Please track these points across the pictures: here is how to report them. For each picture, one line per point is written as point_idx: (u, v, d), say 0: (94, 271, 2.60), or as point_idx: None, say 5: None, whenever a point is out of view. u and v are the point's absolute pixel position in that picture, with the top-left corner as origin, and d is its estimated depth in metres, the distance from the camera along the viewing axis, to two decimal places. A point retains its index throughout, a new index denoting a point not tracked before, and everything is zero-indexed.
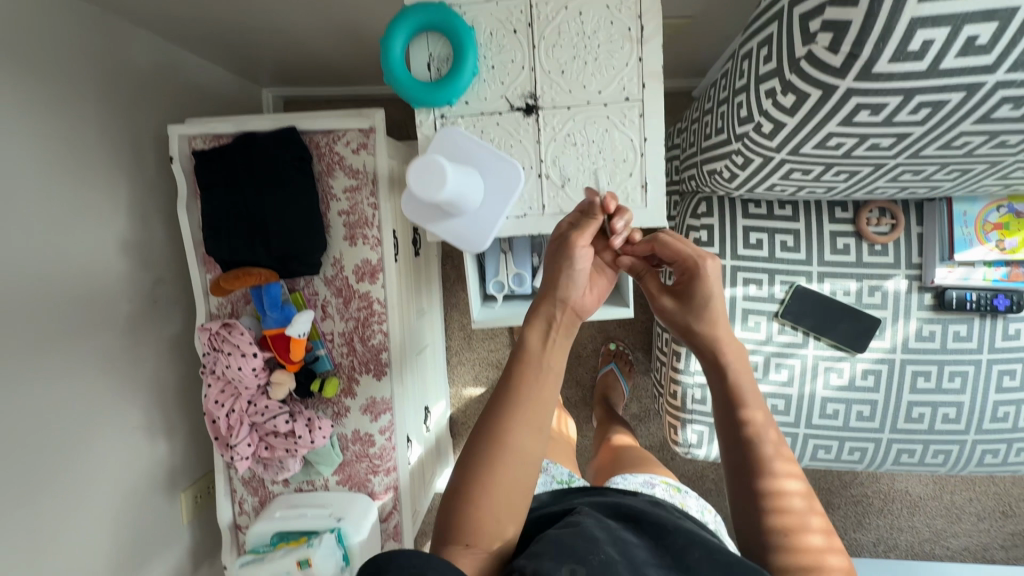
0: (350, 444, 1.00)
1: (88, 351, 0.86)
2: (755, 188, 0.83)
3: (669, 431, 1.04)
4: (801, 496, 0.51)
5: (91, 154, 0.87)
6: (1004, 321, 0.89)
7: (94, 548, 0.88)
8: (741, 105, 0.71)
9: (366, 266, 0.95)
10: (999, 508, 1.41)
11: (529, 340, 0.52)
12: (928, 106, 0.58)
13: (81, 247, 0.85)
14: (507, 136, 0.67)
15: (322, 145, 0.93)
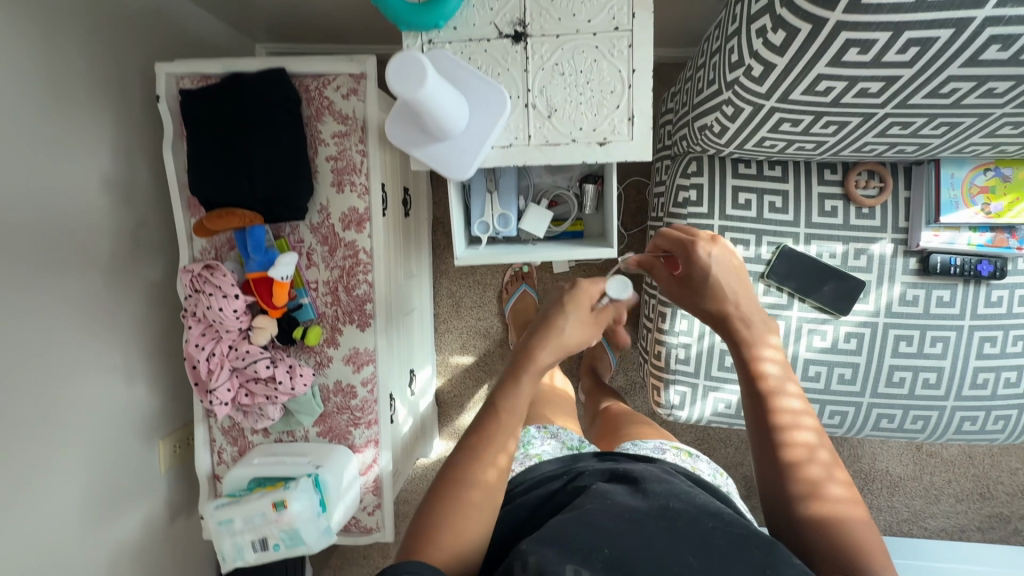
0: (332, 395, 0.98)
1: (67, 286, 0.85)
2: (744, 145, 0.82)
3: (652, 392, 1.04)
4: (811, 437, 0.52)
5: (75, 87, 0.85)
6: (987, 287, 0.89)
7: (69, 487, 0.87)
8: (733, 51, 0.70)
9: (353, 214, 0.94)
10: (977, 490, 1.43)
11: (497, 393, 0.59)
12: (917, 45, 0.59)
13: (62, 179, 0.84)
14: (494, 64, 0.64)
15: (311, 89, 0.92)
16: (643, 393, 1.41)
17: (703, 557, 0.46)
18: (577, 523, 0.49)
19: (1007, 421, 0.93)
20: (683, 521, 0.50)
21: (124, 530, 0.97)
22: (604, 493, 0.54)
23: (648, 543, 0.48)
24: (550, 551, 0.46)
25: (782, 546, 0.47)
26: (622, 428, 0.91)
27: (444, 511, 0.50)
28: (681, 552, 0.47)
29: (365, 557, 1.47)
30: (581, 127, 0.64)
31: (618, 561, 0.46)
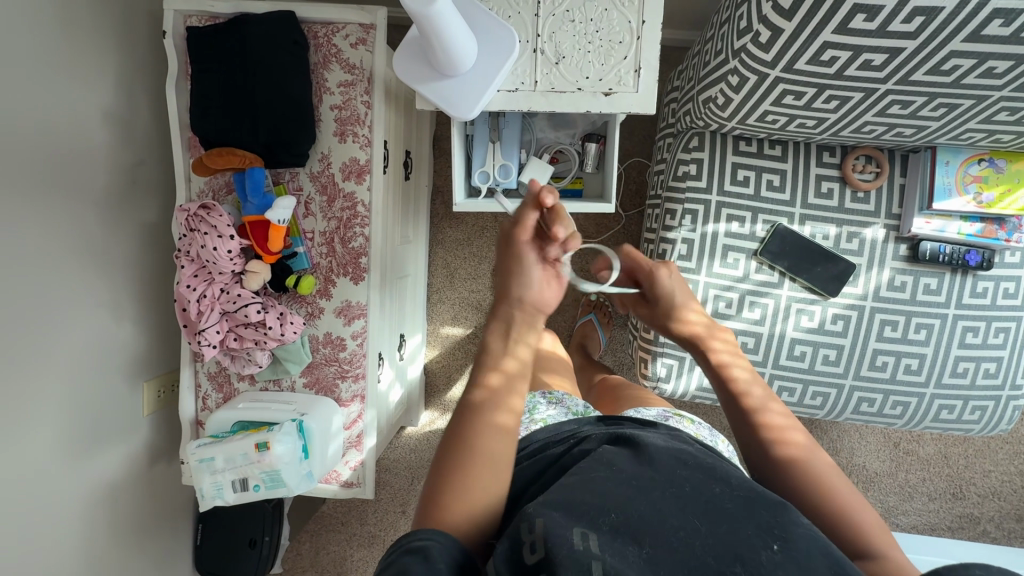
0: (321, 346, 0.98)
1: (62, 214, 0.85)
2: (746, 120, 0.83)
3: (639, 365, 1.05)
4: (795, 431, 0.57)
5: (81, 15, 0.85)
6: (973, 278, 0.91)
7: (51, 417, 0.87)
8: (742, 17, 0.71)
9: (354, 164, 0.94)
10: (950, 490, 1.45)
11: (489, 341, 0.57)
12: (922, 14, 0.61)
13: (64, 105, 0.83)
14: (505, 4, 0.64)
15: (320, 36, 0.91)
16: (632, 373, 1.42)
17: (712, 520, 0.45)
18: (582, 489, 0.48)
19: (983, 411, 0.95)
20: (690, 486, 0.49)
21: (103, 468, 0.97)
22: (606, 459, 0.52)
23: (656, 509, 0.46)
24: (556, 514, 0.45)
25: (790, 507, 0.47)
26: (622, 395, 0.92)
27: (456, 482, 0.49)
28: (689, 517, 0.45)
29: (343, 522, 1.47)
30: (587, 76, 0.65)
31: (625, 526, 0.45)
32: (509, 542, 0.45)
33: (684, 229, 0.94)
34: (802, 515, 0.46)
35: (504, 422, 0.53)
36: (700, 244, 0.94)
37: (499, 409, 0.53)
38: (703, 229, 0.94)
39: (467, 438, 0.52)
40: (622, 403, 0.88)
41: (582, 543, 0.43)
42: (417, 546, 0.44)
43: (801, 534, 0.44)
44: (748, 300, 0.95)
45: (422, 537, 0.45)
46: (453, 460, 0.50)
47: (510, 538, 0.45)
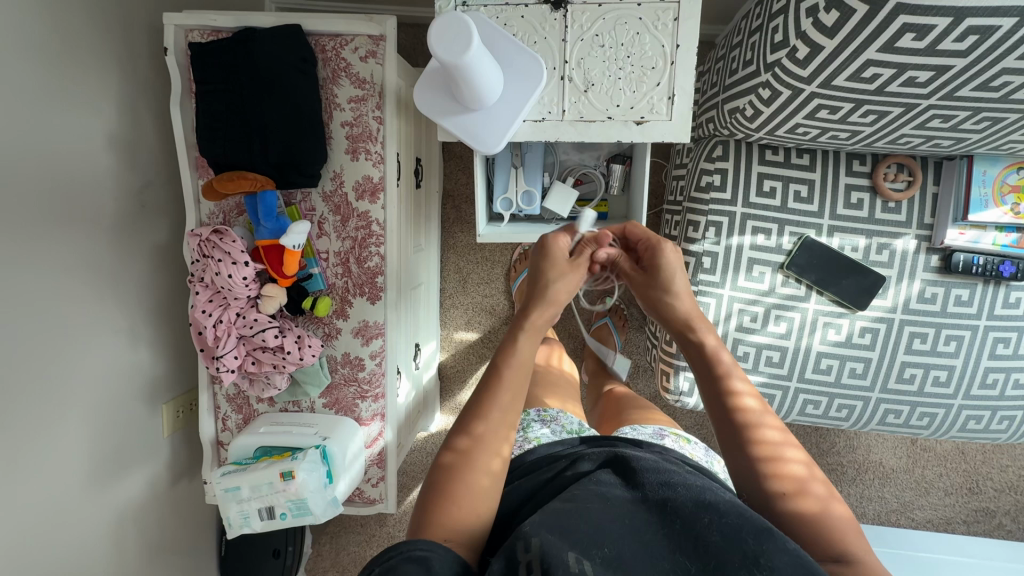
0: (339, 366, 0.97)
1: (73, 244, 0.83)
2: (775, 132, 0.79)
3: (660, 377, 1.04)
4: (802, 463, 0.49)
5: (79, 37, 0.81)
6: (1006, 288, 0.88)
7: (73, 448, 0.86)
8: (776, 30, 0.67)
9: (368, 182, 0.91)
10: (967, 484, 1.45)
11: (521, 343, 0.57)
12: (976, 33, 0.57)
13: (67, 132, 0.80)
14: (531, 32, 0.63)
15: (328, 50, 0.87)
16: (647, 376, 1.40)
17: (702, 558, 0.43)
18: (576, 517, 0.46)
19: (1011, 421, 0.94)
20: (681, 519, 0.46)
21: (127, 493, 0.96)
22: (600, 490, 0.50)
23: (646, 548, 0.45)
24: (551, 536, 0.44)
25: (779, 532, 0.43)
26: (624, 412, 0.88)
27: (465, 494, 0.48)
28: (678, 558, 0.44)
29: (362, 525, 1.48)
30: (618, 104, 0.64)
31: (616, 561, 0.43)
32: (505, 559, 0.43)
33: (708, 241, 0.91)
34: (790, 542, 0.42)
35: (484, 485, 0.49)
36: (724, 257, 0.92)
37: (479, 472, 0.49)
38: (727, 242, 0.91)
39: (444, 493, 0.48)
40: (622, 422, 0.85)
41: (577, 566, 0.42)
42: (419, 555, 0.42)
43: (787, 565, 0.40)
44: (773, 314, 0.93)
45: (422, 547, 0.43)
46: (440, 491, 0.48)
47: (504, 559, 0.43)
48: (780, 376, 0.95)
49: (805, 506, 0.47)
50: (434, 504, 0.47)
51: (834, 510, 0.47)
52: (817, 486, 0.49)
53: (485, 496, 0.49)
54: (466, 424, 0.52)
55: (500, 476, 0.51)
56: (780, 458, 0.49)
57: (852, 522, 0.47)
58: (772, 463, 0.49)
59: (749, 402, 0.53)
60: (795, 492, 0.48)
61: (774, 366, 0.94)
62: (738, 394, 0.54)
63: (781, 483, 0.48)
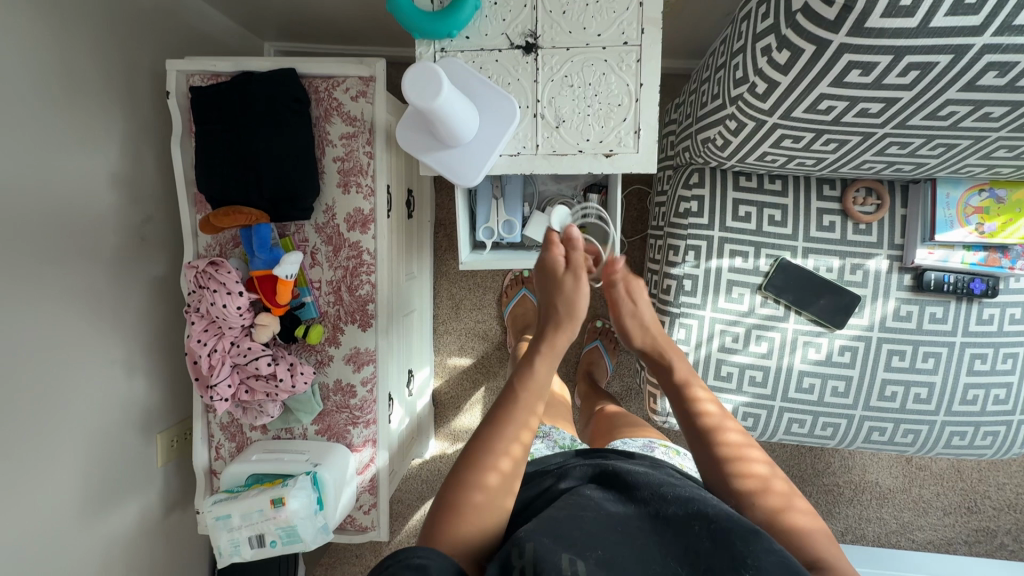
0: (332, 393, 0.99)
1: (75, 278, 0.86)
2: (745, 159, 0.83)
3: (648, 399, 1.06)
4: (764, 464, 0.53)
5: (87, 84, 0.86)
6: (979, 305, 0.91)
7: (69, 479, 0.87)
8: (737, 67, 0.72)
9: (359, 214, 0.95)
10: (965, 504, 1.44)
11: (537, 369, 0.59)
12: (916, 69, 0.61)
13: (73, 172, 0.85)
14: (505, 74, 0.68)
15: (321, 90, 0.92)
16: (638, 399, 1.41)
17: (692, 563, 0.44)
18: (570, 523, 0.46)
19: (995, 436, 0.95)
20: (672, 528, 0.47)
21: (121, 523, 0.97)
22: (593, 500, 0.51)
23: (640, 556, 0.45)
24: (546, 540, 0.44)
25: (766, 535, 0.44)
26: (612, 430, 0.90)
27: (460, 505, 0.49)
28: (670, 563, 0.44)
29: (357, 555, 1.46)
30: (587, 139, 0.69)
31: (609, 564, 0.43)
32: (499, 565, 0.43)
33: (688, 265, 0.95)
34: (776, 544, 0.43)
35: (479, 501, 0.49)
36: (704, 279, 0.95)
37: (473, 488, 0.50)
38: (707, 265, 0.94)
39: (442, 510, 0.49)
40: (613, 435, 0.86)
41: (570, 568, 0.41)
42: (417, 562, 0.43)
43: (772, 565, 0.41)
44: (754, 334, 0.95)
45: (421, 554, 0.43)
46: (441, 506, 0.49)
47: (499, 565, 0.43)
48: (764, 395, 0.97)
49: (766, 504, 0.51)
50: (438, 516, 0.49)
51: (794, 512, 0.50)
52: (778, 484, 0.52)
53: (483, 512, 0.49)
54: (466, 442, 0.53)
55: (499, 492, 0.51)
56: (745, 459, 0.54)
57: (816, 526, 0.50)
58: (738, 465, 0.53)
59: (712, 410, 0.59)
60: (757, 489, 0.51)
61: (757, 385, 0.96)
62: (700, 401, 0.60)
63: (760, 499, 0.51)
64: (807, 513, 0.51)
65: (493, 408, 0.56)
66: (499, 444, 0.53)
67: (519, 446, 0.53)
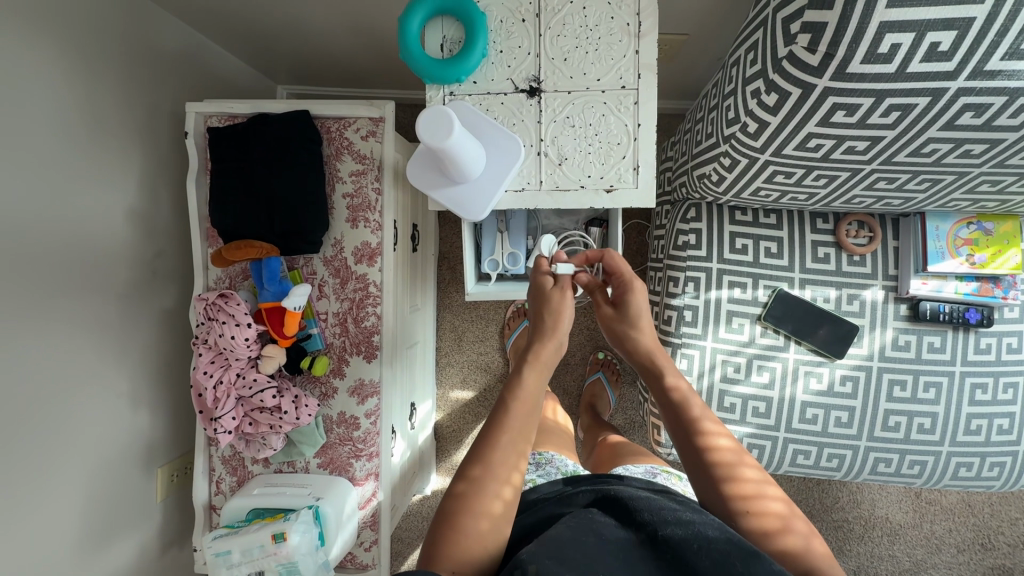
0: (335, 426, 0.99)
1: (89, 310, 0.87)
2: (741, 194, 0.86)
3: (652, 431, 1.06)
4: (780, 502, 0.50)
5: (110, 125, 0.91)
6: (975, 335, 0.92)
7: (69, 514, 0.85)
8: (729, 108, 0.76)
9: (366, 248, 0.97)
10: (979, 540, 1.41)
11: (526, 379, 0.58)
12: (898, 109, 0.64)
13: (92, 208, 0.87)
14: (510, 115, 0.72)
15: (333, 130, 0.97)
16: (643, 432, 1.41)
17: None
18: (574, 545, 0.46)
19: (1002, 467, 0.94)
20: (673, 551, 0.46)
21: (117, 561, 0.95)
22: (594, 523, 0.50)
23: None
24: (548, 562, 0.43)
25: (766, 557, 0.44)
26: (617, 458, 0.91)
27: (461, 529, 0.47)
28: None
29: None
30: (589, 175, 0.72)
31: None
32: None
33: (688, 295, 0.97)
34: (777, 565, 0.43)
35: (485, 529, 0.48)
36: (704, 310, 0.96)
37: (477, 516, 0.48)
38: (706, 296, 0.96)
39: (443, 533, 0.47)
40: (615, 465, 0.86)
41: None
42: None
43: None
44: (756, 364, 0.96)
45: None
46: (442, 530, 0.47)
47: None
48: (768, 427, 0.97)
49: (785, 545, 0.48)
50: (439, 541, 0.47)
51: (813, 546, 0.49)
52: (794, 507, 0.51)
53: (484, 540, 0.47)
54: (465, 465, 0.51)
55: (501, 520, 0.49)
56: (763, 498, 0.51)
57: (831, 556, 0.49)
58: (757, 506, 0.50)
59: (723, 443, 0.54)
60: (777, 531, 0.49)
61: (761, 417, 0.96)
62: (710, 436, 0.55)
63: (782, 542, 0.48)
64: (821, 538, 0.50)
65: (487, 421, 0.55)
66: (499, 471, 0.51)
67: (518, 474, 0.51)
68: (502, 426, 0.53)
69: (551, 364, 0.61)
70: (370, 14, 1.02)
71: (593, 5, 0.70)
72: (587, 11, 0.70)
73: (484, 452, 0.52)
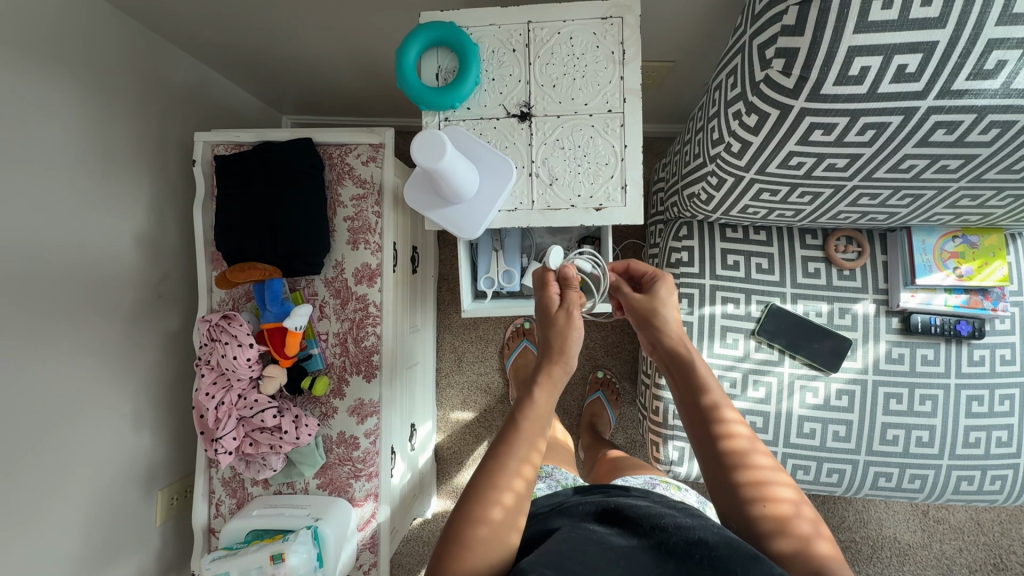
0: (335, 446, 1.00)
1: (95, 333, 0.89)
2: (730, 211, 0.89)
3: (651, 448, 1.06)
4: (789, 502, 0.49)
5: (122, 154, 0.95)
6: (968, 346, 0.93)
7: (68, 538, 0.85)
8: (714, 129, 0.80)
9: (366, 269, 1.00)
10: (991, 560, 1.38)
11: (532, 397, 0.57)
12: (873, 128, 0.67)
13: (101, 233, 0.90)
14: (502, 139, 0.75)
15: (335, 156, 1.01)
16: (644, 451, 1.40)
17: None
18: (573, 556, 0.46)
19: (1004, 481, 0.94)
20: (674, 559, 0.47)
21: None
22: (594, 534, 0.51)
23: None
24: (548, 571, 0.43)
25: (765, 559, 0.44)
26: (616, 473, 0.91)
27: (463, 537, 0.48)
28: None
29: None
30: (579, 194, 0.75)
31: None
32: None
33: (682, 311, 0.98)
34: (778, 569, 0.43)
35: (486, 536, 0.48)
36: (699, 326, 0.98)
37: (478, 523, 0.48)
38: (700, 312, 0.98)
39: (446, 541, 0.48)
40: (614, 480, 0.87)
41: None
42: None
43: None
44: (751, 379, 0.97)
45: None
46: (443, 539, 0.48)
47: None
48: (766, 442, 0.97)
49: (786, 545, 0.47)
50: (442, 549, 0.48)
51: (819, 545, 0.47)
52: (806, 510, 0.50)
53: (486, 547, 0.48)
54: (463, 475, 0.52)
55: (503, 526, 0.49)
56: (772, 496, 0.49)
57: (838, 560, 0.47)
58: (765, 503, 0.49)
59: (739, 429, 0.54)
60: (786, 518, 0.48)
61: (759, 432, 0.96)
62: (727, 422, 0.54)
63: (783, 543, 0.47)
64: (830, 541, 0.48)
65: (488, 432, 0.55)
66: (499, 478, 0.51)
67: (523, 481, 0.52)
68: (503, 434, 0.54)
69: (561, 384, 0.59)
70: (371, 47, 1.07)
71: (579, 35, 0.74)
72: (574, 40, 0.75)
73: (484, 461, 0.53)
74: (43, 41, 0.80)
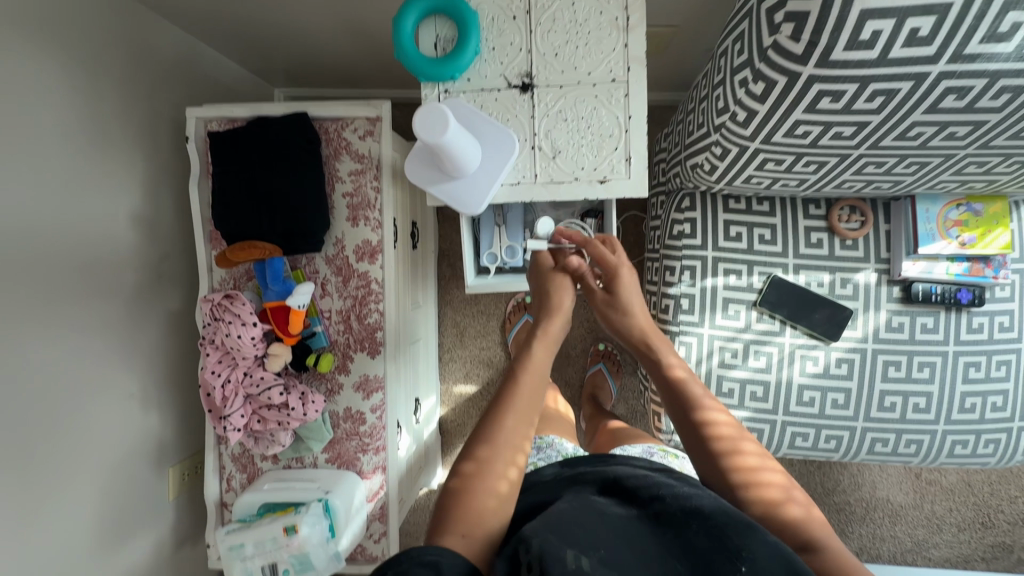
0: (342, 421, 1.01)
1: (97, 314, 0.89)
2: (733, 182, 0.88)
3: (652, 418, 1.08)
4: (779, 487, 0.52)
5: (113, 131, 0.92)
6: (968, 314, 0.94)
7: (84, 513, 0.88)
8: (719, 98, 0.78)
9: (367, 246, 0.99)
10: (979, 519, 1.43)
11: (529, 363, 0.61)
12: (882, 94, 0.66)
13: (97, 213, 0.89)
14: (504, 111, 0.74)
15: (331, 131, 0.98)
16: (645, 421, 1.43)
17: (691, 560, 0.44)
18: (576, 523, 0.47)
19: (996, 444, 0.96)
20: (671, 528, 0.48)
21: (133, 558, 0.97)
22: (594, 503, 0.52)
23: (642, 557, 0.45)
24: (550, 537, 0.45)
25: (760, 529, 0.46)
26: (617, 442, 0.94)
27: (471, 505, 0.49)
28: (668, 561, 0.45)
29: None
30: (582, 167, 0.74)
31: (612, 563, 0.44)
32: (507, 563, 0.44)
33: (684, 284, 0.98)
34: (771, 536, 0.44)
35: (493, 506, 0.49)
36: (701, 297, 0.98)
37: (486, 493, 0.50)
38: (702, 284, 0.98)
39: (454, 509, 0.49)
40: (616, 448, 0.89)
41: (575, 562, 0.43)
42: (429, 559, 0.42)
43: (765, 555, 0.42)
44: (752, 349, 0.98)
45: (433, 552, 0.43)
46: (451, 507, 0.49)
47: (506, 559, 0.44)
48: (766, 410, 0.99)
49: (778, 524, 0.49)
50: (450, 516, 0.48)
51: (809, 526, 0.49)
52: (796, 493, 0.52)
53: (493, 516, 0.49)
54: (471, 448, 0.53)
55: (509, 498, 0.51)
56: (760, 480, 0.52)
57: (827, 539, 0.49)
58: (753, 487, 0.51)
59: (723, 421, 0.57)
60: (775, 502, 0.50)
61: (759, 401, 0.98)
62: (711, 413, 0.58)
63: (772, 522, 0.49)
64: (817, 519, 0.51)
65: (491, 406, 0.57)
66: (503, 451, 0.53)
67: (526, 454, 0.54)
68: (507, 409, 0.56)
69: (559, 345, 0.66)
70: (365, 15, 1.03)
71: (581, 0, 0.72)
72: (576, 6, 0.72)
73: (490, 433, 0.54)
74: (24, 13, 0.77)
